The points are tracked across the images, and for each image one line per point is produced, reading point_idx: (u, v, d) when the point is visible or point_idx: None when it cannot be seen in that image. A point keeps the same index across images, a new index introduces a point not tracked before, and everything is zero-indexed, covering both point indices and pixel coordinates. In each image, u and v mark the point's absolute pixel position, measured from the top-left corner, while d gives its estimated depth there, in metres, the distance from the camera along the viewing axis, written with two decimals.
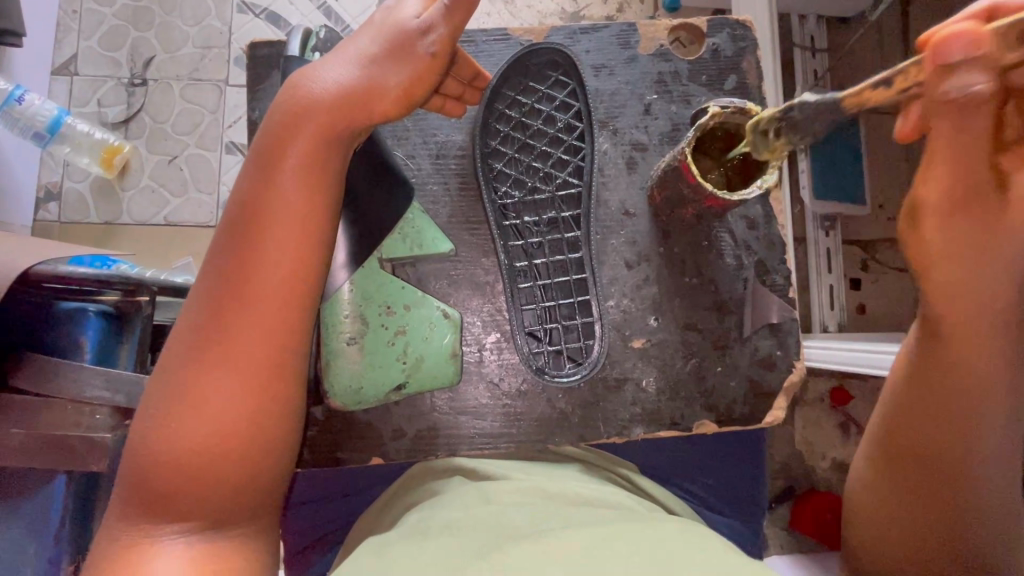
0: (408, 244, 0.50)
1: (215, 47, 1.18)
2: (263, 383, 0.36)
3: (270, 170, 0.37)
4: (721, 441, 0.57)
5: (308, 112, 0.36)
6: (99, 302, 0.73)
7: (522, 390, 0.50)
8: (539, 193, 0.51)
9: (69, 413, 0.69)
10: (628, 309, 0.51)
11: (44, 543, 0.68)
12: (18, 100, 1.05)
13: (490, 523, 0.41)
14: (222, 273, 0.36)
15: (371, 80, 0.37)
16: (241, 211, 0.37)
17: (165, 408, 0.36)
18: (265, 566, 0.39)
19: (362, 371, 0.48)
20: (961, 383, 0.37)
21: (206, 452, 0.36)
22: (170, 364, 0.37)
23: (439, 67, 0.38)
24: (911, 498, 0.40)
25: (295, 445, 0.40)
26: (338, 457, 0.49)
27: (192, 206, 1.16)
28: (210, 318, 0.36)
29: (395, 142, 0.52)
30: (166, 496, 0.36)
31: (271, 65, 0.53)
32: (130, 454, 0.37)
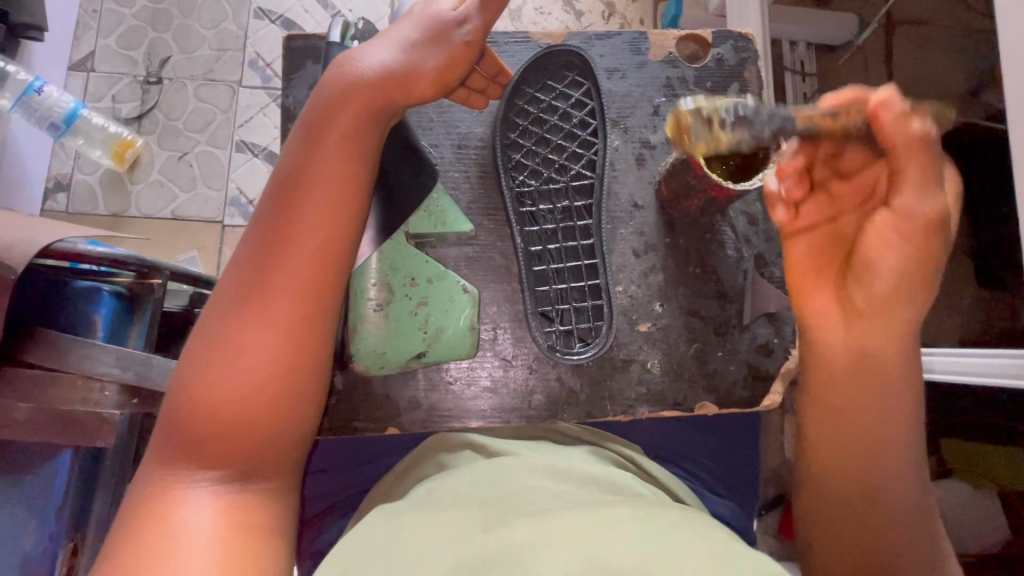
0: (431, 222, 0.53)
1: (230, 50, 1.22)
2: (296, 339, 0.39)
3: (315, 139, 0.39)
4: (717, 427, 0.60)
5: (354, 88, 0.40)
6: (114, 283, 0.75)
7: (534, 367, 0.52)
8: (553, 183, 0.54)
9: (78, 388, 0.69)
10: (635, 295, 0.54)
11: (44, 519, 0.68)
12: (37, 91, 1.05)
13: (498, 501, 0.43)
14: (265, 232, 0.39)
15: (412, 61, 0.40)
16: (286, 176, 0.40)
17: (204, 357, 0.38)
18: (288, 524, 0.41)
19: (386, 339, 0.51)
20: (877, 409, 0.41)
21: (242, 400, 0.38)
22: (210, 316, 0.39)
23: (471, 55, 0.42)
24: (852, 521, 0.41)
25: (321, 406, 0.42)
26: (356, 426, 0.51)
27: (199, 202, 1.18)
28: (254, 273, 0.39)
29: (421, 131, 0.56)
30: (200, 444, 0.38)
31: (304, 56, 0.57)
32: (168, 404, 0.39)
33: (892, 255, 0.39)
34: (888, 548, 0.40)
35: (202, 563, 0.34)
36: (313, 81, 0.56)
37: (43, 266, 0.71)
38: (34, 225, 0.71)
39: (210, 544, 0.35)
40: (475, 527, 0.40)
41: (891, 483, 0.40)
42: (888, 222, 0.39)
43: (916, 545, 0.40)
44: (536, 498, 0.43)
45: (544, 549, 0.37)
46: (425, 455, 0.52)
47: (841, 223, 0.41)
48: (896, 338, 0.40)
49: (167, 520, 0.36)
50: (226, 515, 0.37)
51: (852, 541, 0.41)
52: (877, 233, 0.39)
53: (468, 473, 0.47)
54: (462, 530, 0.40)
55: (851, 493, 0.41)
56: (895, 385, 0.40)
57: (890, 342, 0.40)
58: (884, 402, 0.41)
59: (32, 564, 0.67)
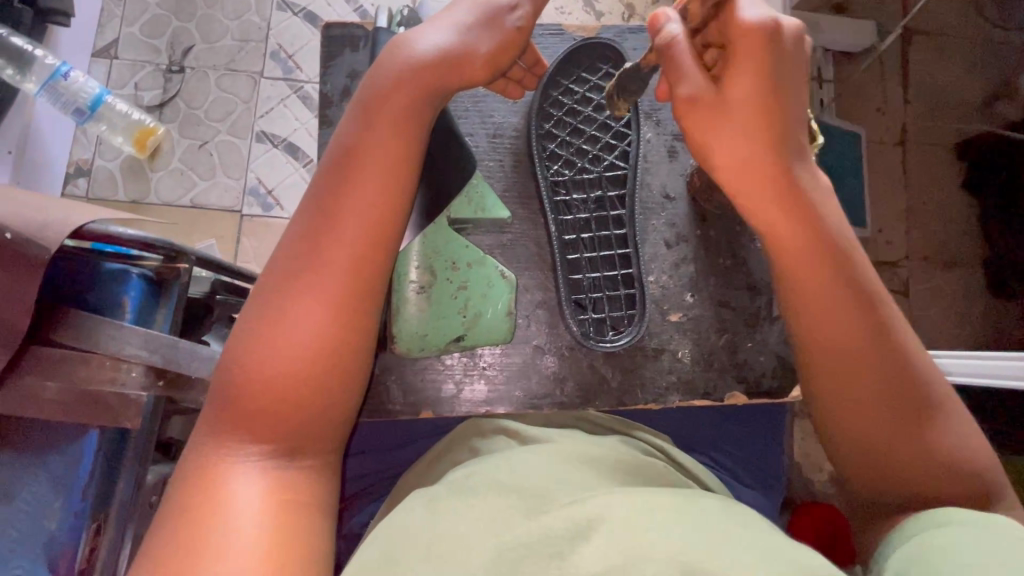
0: (472, 207, 0.54)
1: (252, 41, 1.23)
2: (344, 317, 0.41)
3: (368, 119, 0.41)
4: (743, 419, 0.61)
5: (408, 72, 0.41)
6: (142, 266, 0.74)
7: (566, 353, 0.54)
8: (587, 173, 0.55)
9: (104, 369, 0.67)
10: (666, 286, 0.55)
11: (71, 495, 0.67)
12: (63, 75, 1.03)
13: (534, 493, 0.42)
14: (319, 211, 0.41)
15: (465, 44, 0.41)
16: (340, 156, 0.41)
17: (259, 332, 0.40)
18: (329, 498, 0.43)
19: (427, 322, 0.52)
20: (826, 301, 0.45)
21: (293, 375, 0.40)
22: (266, 291, 0.41)
23: (523, 39, 0.43)
24: (878, 413, 0.45)
25: (364, 383, 0.44)
26: (390, 407, 0.52)
27: (218, 190, 1.19)
28: (306, 252, 0.40)
29: (458, 118, 0.56)
30: (252, 416, 0.40)
31: (341, 44, 0.57)
32: (220, 377, 0.42)
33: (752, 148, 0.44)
34: (898, 415, 0.44)
35: (254, 532, 0.37)
36: (351, 69, 0.57)
37: (74, 248, 0.72)
38: (60, 207, 0.69)
39: (261, 514, 0.38)
40: (515, 515, 0.40)
41: (889, 363, 0.44)
42: (724, 109, 0.44)
43: (922, 392, 0.44)
44: (573, 490, 0.43)
45: (583, 542, 0.37)
46: (459, 439, 0.52)
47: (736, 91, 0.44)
48: (805, 220, 0.45)
49: (220, 492, 0.38)
50: (274, 489, 0.40)
51: (873, 434, 0.45)
52: (734, 134, 0.45)
53: (501, 459, 0.47)
54: (500, 520, 0.40)
55: (862, 398, 0.45)
56: (855, 269, 0.45)
57: (804, 226, 0.45)
58: (853, 290, 0.45)
59: (57, 543, 0.66)
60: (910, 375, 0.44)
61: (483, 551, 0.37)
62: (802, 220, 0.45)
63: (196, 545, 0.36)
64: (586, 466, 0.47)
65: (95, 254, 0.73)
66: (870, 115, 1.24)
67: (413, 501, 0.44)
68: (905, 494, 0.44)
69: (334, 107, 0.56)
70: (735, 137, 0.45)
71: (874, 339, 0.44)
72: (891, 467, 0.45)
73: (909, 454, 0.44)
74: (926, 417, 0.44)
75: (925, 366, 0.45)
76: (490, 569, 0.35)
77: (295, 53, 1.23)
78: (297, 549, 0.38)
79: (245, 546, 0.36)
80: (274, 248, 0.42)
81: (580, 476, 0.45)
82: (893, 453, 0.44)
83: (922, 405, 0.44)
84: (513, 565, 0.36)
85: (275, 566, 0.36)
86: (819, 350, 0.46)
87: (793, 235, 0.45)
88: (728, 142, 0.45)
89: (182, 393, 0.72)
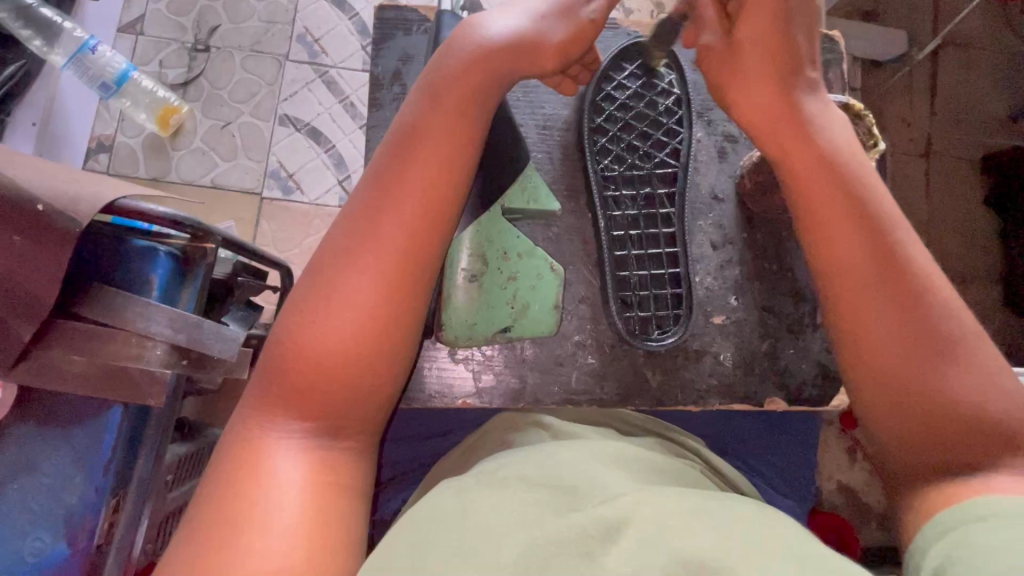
0: (524, 197, 0.58)
1: (279, 23, 1.21)
2: (395, 292, 0.42)
3: (435, 99, 0.45)
4: (741, 420, 0.69)
5: (481, 53, 0.46)
6: (168, 244, 0.70)
7: (613, 345, 0.58)
8: (638, 169, 0.58)
9: (128, 346, 0.65)
10: (711, 287, 0.59)
11: (93, 471, 0.66)
12: (92, 49, 1.06)
13: (565, 489, 0.40)
14: (378, 189, 0.44)
15: (539, 32, 0.47)
16: (405, 133, 0.45)
17: (311, 304, 0.42)
18: (368, 482, 0.43)
19: (477, 310, 0.56)
20: (845, 235, 0.45)
21: (342, 353, 0.41)
22: (321, 267, 0.43)
23: (593, 31, 0.48)
24: (913, 353, 0.42)
25: (411, 361, 0.45)
26: (445, 391, 0.56)
27: (239, 172, 1.16)
28: (366, 223, 0.43)
29: (515, 109, 0.60)
30: (301, 389, 0.41)
31: (394, 26, 0.64)
32: (271, 351, 0.43)
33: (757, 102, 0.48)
34: (934, 347, 0.41)
35: (296, 512, 0.38)
36: (402, 52, 0.64)
37: (97, 224, 0.69)
38: (93, 181, 0.68)
39: (302, 492, 0.39)
40: (546, 512, 0.38)
41: (909, 291, 0.43)
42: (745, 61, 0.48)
43: (952, 324, 0.42)
44: (609, 487, 0.40)
45: (612, 545, 0.34)
46: (495, 432, 0.53)
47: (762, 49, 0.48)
48: (814, 162, 0.46)
49: (263, 472, 0.39)
50: (315, 469, 0.40)
51: (907, 372, 0.41)
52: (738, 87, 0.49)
53: (529, 454, 0.45)
54: (533, 515, 0.37)
55: (895, 332, 0.42)
56: (869, 194, 0.46)
57: (816, 164, 0.46)
58: (860, 208, 0.45)
59: (76, 518, 0.65)
60: (925, 301, 0.42)
61: (515, 545, 0.35)
62: (818, 161, 0.46)
63: (236, 518, 0.37)
64: (622, 463, 0.45)
65: (116, 229, 0.69)
66: (896, 127, 1.23)
67: (440, 491, 0.42)
68: (930, 428, 0.41)
69: (384, 89, 0.63)
70: (754, 74, 0.48)
71: (881, 259, 0.44)
72: (894, 388, 0.42)
73: (925, 388, 0.41)
74: (941, 348, 0.41)
75: (946, 304, 0.43)
76: (521, 562, 0.33)
77: (322, 37, 1.22)
78: (332, 529, 0.38)
79: (287, 526, 0.37)
80: (334, 221, 0.45)
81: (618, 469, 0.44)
82: (906, 380, 0.41)
83: (940, 339, 0.41)
84: (543, 562, 0.33)
85: (314, 544, 0.37)
86: (844, 288, 0.45)
87: (810, 174, 0.46)
88: (743, 83, 0.49)
89: (203, 373, 0.69)
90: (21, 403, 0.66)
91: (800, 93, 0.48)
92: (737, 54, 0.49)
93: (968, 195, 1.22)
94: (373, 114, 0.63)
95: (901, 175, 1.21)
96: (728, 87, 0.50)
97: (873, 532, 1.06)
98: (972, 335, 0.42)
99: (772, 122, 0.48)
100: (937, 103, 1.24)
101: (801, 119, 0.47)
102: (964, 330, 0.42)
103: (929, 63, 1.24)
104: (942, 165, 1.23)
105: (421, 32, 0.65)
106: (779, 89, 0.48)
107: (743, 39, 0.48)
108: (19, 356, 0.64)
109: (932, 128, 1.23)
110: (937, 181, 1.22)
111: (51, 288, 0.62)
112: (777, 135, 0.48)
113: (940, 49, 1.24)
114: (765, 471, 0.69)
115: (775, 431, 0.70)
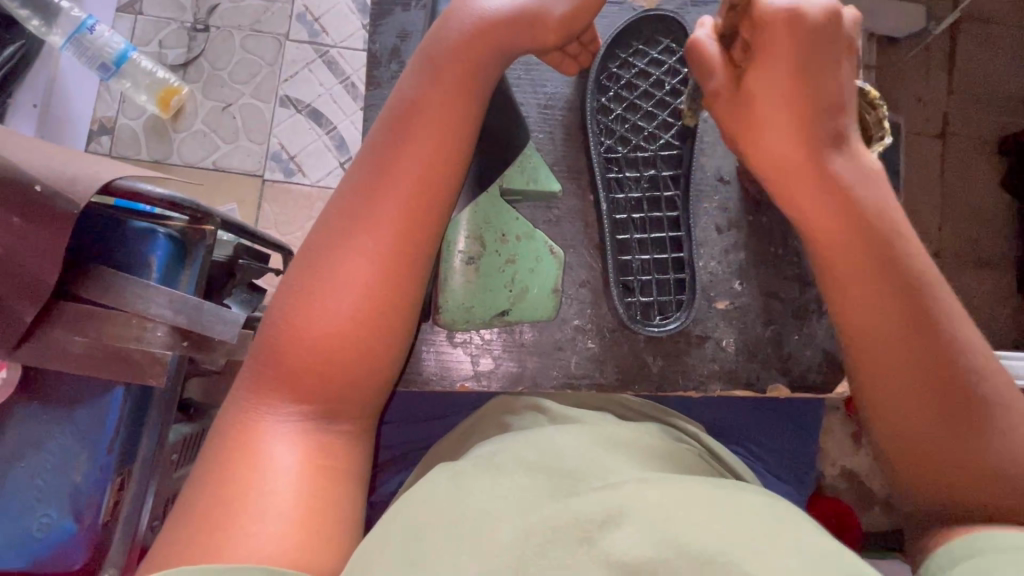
0: (525, 176, 0.58)
1: (279, 2, 1.19)
2: (391, 271, 0.42)
3: (433, 74, 0.45)
4: (743, 405, 0.69)
5: (479, 27, 0.45)
6: (168, 225, 0.69)
7: (613, 327, 0.58)
8: (642, 151, 0.58)
9: (131, 327, 0.66)
10: (715, 272, 0.59)
11: (96, 450, 0.66)
12: (89, 29, 1.05)
13: (562, 474, 0.39)
14: (375, 166, 0.43)
15: (542, 5, 0.46)
16: (403, 107, 0.44)
17: (308, 285, 0.42)
18: (365, 467, 0.43)
19: (474, 294, 0.56)
20: (864, 285, 0.43)
21: (339, 334, 0.41)
22: (317, 248, 0.43)
23: (598, 3, 0.47)
24: (935, 404, 0.41)
25: (409, 344, 0.45)
26: (429, 378, 0.57)
27: (241, 154, 1.15)
28: (362, 201, 0.43)
29: (517, 87, 0.61)
30: (294, 374, 0.41)
31: (392, 2, 0.63)
32: (265, 334, 0.42)
33: (780, 143, 0.46)
34: (955, 394, 0.41)
35: (291, 491, 0.38)
36: (400, 28, 0.63)
37: (100, 205, 0.68)
38: (92, 162, 0.67)
39: (296, 476, 0.39)
40: (542, 496, 0.37)
41: (930, 342, 0.41)
42: (762, 78, 0.46)
43: (980, 365, 0.41)
44: (606, 469, 0.40)
45: (614, 529, 0.33)
46: (490, 415, 0.53)
47: (798, 79, 0.45)
48: (834, 207, 0.44)
49: (258, 457, 0.39)
50: (311, 452, 0.40)
51: (926, 417, 0.41)
52: (758, 122, 0.47)
53: (524, 437, 0.45)
54: (530, 499, 0.37)
55: (919, 378, 0.41)
56: (897, 240, 0.44)
57: (840, 221, 0.44)
58: (892, 265, 0.43)
59: (83, 495, 0.66)
60: (956, 356, 0.41)
61: (515, 535, 0.34)
62: (836, 205, 0.44)
63: (233, 505, 0.37)
64: (615, 445, 0.45)
65: (117, 212, 0.68)
66: (912, 106, 1.19)
67: (434, 474, 0.43)
68: (955, 474, 0.40)
69: (380, 66, 0.62)
70: (774, 126, 0.46)
71: (912, 305, 0.42)
72: (925, 465, 0.41)
73: (943, 450, 0.41)
74: (971, 400, 0.40)
75: (974, 357, 0.41)
76: (518, 551, 0.33)
77: (322, 16, 1.19)
78: (329, 512, 0.39)
79: (282, 511, 0.37)
80: (329, 201, 0.45)
81: (610, 453, 0.43)
82: (940, 448, 0.41)
83: (961, 380, 0.41)
84: (539, 549, 0.33)
85: (307, 531, 0.37)
86: (872, 333, 0.43)
87: (827, 218, 0.45)
88: (778, 135, 0.46)
89: (204, 354, 0.69)
90: (25, 385, 0.67)
91: (825, 147, 0.45)
92: (758, 116, 0.47)
93: (986, 174, 1.19)
94: (371, 92, 0.62)
95: (915, 157, 1.18)
96: (758, 123, 0.47)
97: (877, 518, 1.06)
98: (1003, 391, 0.41)
99: (800, 158, 0.45)
100: (956, 79, 1.20)
101: (826, 171, 0.45)
102: (994, 395, 0.41)
103: (947, 38, 1.20)
104: (960, 143, 1.20)
105: (421, 7, 0.63)
106: (806, 133, 0.45)
107: (755, 89, 0.47)
108: (21, 338, 0.64)
109: (949, 108, 1.20)
110: (952, 162, 1.19)
111: (50, 266, 0.62)
112: (798, 200, 0.46)
113: (959, 24, 1.20)
114: (765, 457, 0.68)
115: (771, 416, 0.69)
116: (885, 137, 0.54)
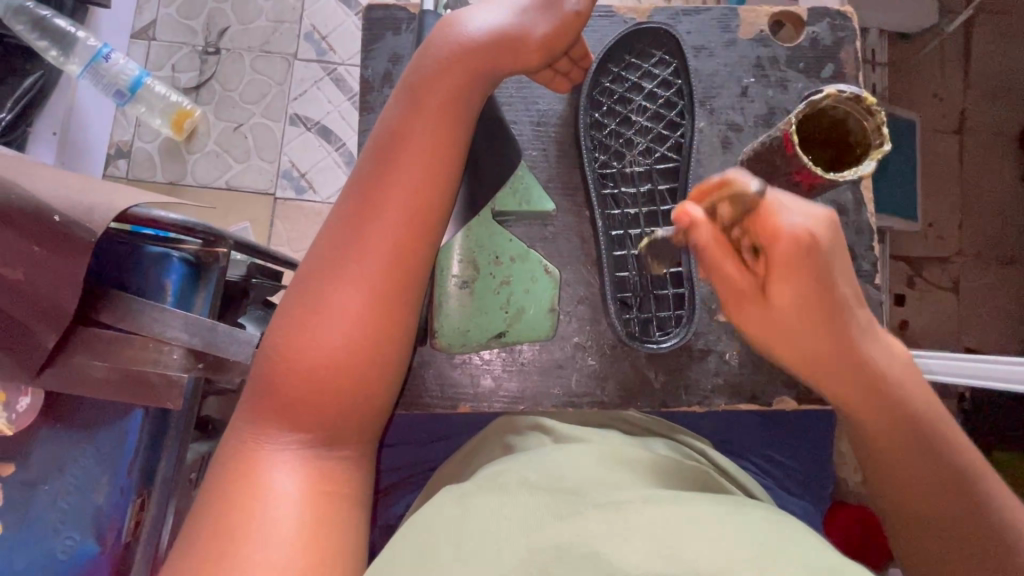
0: (517, 198, 0.59)
1: (286, 22, 1.21)
2: (383, 298, 0.43)
3: (418, 101, 0.45)
4: (750, 414, 0.69)
5: (463, 50, 0.46)
6: (182, 249, 0.70)
7: (615, 343, 0.58)
8: (637, 166, 0.58)
9: (149, 351, 0.67)
10: (715, 284, 0.59)
11: (117, 471, 0.68)
12: (104, 57, 1.06)
13: (569, 497, 0.38)
14: (363, 194, 0.44)
15: (521, 26, 0.46)
16: (388, 135, 0.45)
17: (301, 315, 0.42)
18: (366, 491, 0.44)
19: (469, 316, 0.58)
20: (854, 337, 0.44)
21: (333, 362, 0.41)
22: (308, 277, 0.43)
23: (580, 22, 0.47)
24: (922, 460, 0.43)
25: (405, 369, 0.45)
26: (432, 401, 0.57)
27: (253, 173, 1.17)
28: (352, 230, 0.43)
29: (506, 106, 0.61)
30: (290, 403, 0.41)
31: (383, 27, 0.64)
32: (260, 365, 0.43)
33: None
34: (931, 451, 0.43)
35: (292, 522, 0.38)
36: (392, 52, 0.63)
37: (115, 231, 0.69)
38: (106, 190, 0.69)
39: (298, 504, 0.39)
40: (547, 515, 0.37)
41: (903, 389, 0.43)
42: None
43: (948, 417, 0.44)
44: (607, 488, 0.40)
45: (619, 545, 0.33)
46: (493, 436, 0.53)
47: None
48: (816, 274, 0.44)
49: (257, 487, 0.39)
50: (312, 479, 0.41)
51: (916, 477, 0.43)
52: None
53: (527, 457, 0.45)
54: (534, 519, 0.37)
55: (905, 433, 0.43)
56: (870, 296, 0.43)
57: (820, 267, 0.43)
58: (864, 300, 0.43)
59: (105, 516, 0.68)
60: (932, 412, 0.43)
61: (523, 556, 0.34)
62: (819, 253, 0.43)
63: (232, 539, 0.37)
64: (621, 463, 0.45)
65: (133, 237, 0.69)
66: (926, 103, 1.17)
67: (438, 499, 0.42)
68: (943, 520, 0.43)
69: (374, 91, 0.63)
70: None
71: (890, 365, 0.43)
72: (915, 507, 0.44)
73: (935, 487, 0.43)
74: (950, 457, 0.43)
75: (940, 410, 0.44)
76: (522, 570, 0.33)
77: (329, 34, 1.21)
78: (333, 542, 0.39)
79: (285, 539, 0.38)
80: (319, 230, 0.45)
81: (612, 473, 0.43)
82: (922, 495, 0.44)
83: (939, 437, 0.43)
84: (545, 568, 0.33)
85: (311, 558, 0.38)
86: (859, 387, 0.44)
87: None
88: None
89: (221, 375, 0.70)
90: (48, 410, 0.69)
91: None
92: None
93: (1006, 169, 1.16)
94: (366, 117, 0.63)
95: (930, 154, 1.16)
96: None
97: None
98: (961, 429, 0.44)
99: None
100: (969, 73, 1.17)
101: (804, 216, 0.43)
102: (955, 433, 0.44)
103: (959, 32, 1.17)
104: (977, 138, 1.17)
105: (411, 29, 0.64)
106: None
107: None
108: (44, 364, 0.66)
109: (966, 104, 1.17)
110: (972, 158, 1.16)
111: (70, 294, 0.64)
112: None
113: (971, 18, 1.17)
114: (775, 468, 0.68)
115: (781, 426, 0.69)
116: (885, 143, 0.50)
